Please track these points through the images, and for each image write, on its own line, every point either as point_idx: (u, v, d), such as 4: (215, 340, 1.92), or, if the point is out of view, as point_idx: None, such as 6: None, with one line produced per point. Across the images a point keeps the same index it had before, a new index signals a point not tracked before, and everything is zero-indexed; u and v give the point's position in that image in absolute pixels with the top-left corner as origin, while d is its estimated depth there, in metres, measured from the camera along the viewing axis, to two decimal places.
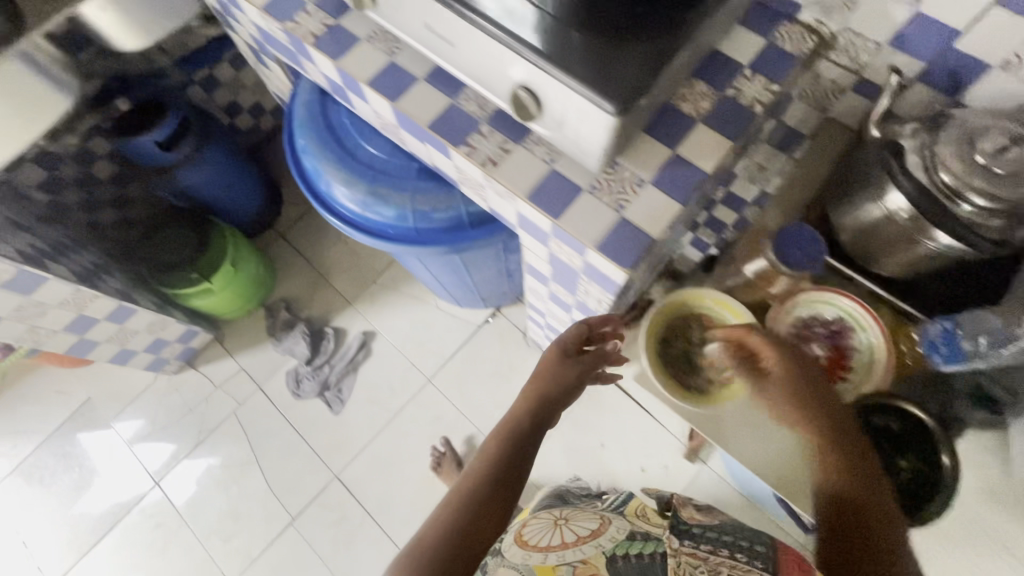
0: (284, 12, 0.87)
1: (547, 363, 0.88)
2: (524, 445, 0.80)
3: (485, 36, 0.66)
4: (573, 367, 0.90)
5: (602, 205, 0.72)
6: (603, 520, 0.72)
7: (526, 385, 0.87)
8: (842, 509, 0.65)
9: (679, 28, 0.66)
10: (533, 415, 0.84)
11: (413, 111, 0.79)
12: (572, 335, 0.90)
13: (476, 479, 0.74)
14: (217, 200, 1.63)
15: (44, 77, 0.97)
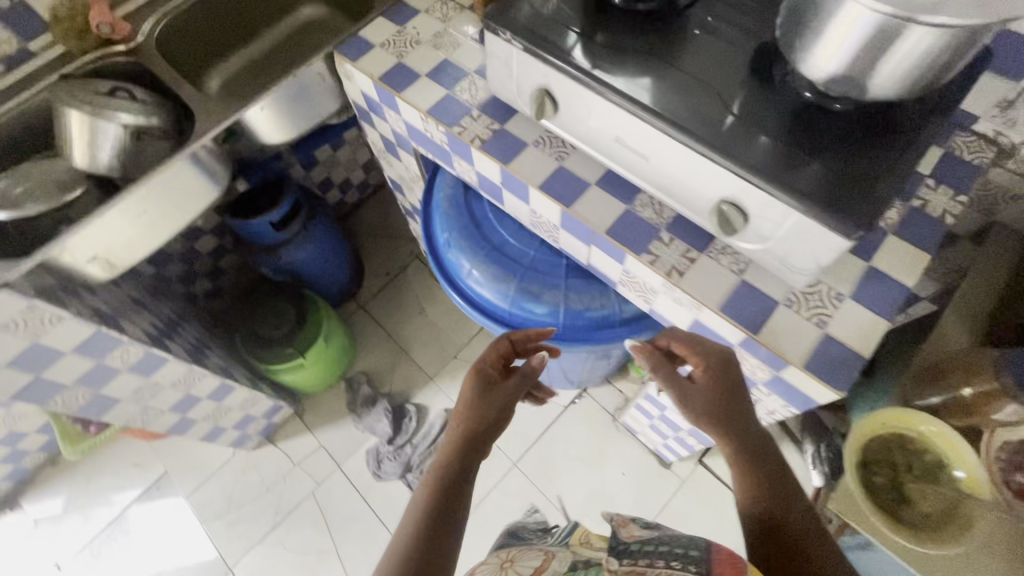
0: (448, 116, 0.90)
1: (472, 391, 0.76)
2: (454, 487, 0.68)
3: (693, 154, 0.66)
4: (501, 388, 0.77)
5: (803, 320, 0.69)
6: (547, 554, 0.59)
7: (452, 424, 0.75)
8: (768, 529, 0.63)
9: (896, 143, 0.64)
10: (462, 452, 0.71)
11: (590, 217, 0.79)
12: (493, 355, 0.81)
13: (412, 529, 0.64)
14: (316, 276, 1.65)
15: (204, 172, 1.01)
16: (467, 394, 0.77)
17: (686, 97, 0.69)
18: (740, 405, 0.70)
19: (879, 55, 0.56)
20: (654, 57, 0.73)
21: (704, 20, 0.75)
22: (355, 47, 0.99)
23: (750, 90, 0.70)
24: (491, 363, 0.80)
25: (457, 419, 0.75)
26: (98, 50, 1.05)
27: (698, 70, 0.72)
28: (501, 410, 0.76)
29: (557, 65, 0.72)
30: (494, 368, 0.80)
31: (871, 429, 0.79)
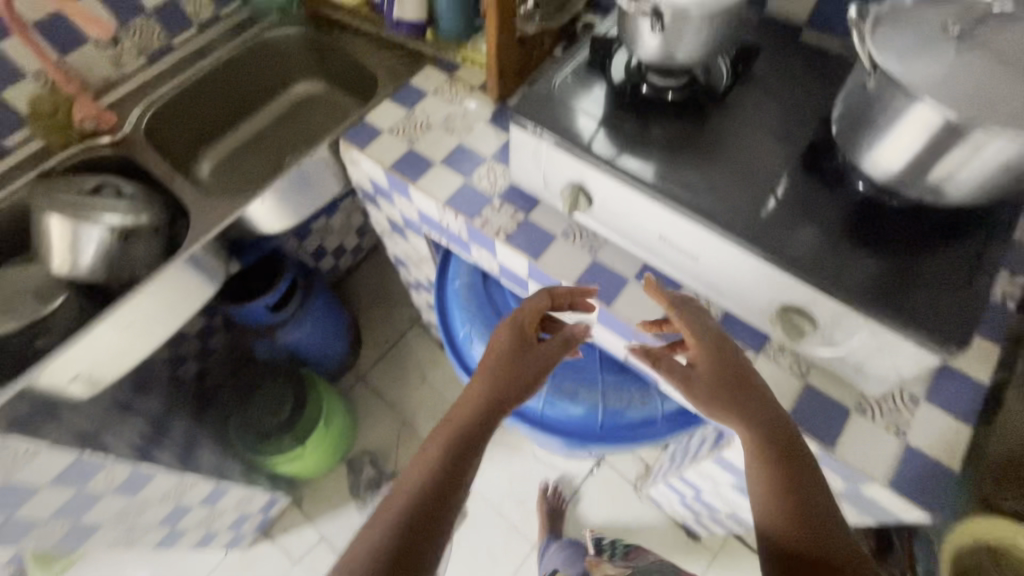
0: (468, 208, 0.85)
1: (497, 358, 0.61)
2: (457, 478, 0.55)
3: (752, 257, 0.61)
4: (528, 354, 0.62)
5: (880, 429, 0.63)
6: None
7: (466, 392, 0.60)
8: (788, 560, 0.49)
9: (961, 242, 0.61)
10: (467, 433, 0.57)
11: (633, 317, 0.74)
12: (530, 312, 0.65)
13: (395, 522, 0.51)
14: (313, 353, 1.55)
15: (200, 271, 0.94)
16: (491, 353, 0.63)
17: (736, 193, 0.65)
18: (760, 392, 0.57)
19: (953, 167, 0.52)
20: (694, 148, 0.69)
21: (740, 105, 0.72)
22: (361, 133, 0.94)
23: (801, 183, 0.66)
24: (517, 326, 0.64)
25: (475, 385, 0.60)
26: (79, 145, 0.98)
27: (746, 161, 0.68)
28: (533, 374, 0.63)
29: (594, 162, 0.68)
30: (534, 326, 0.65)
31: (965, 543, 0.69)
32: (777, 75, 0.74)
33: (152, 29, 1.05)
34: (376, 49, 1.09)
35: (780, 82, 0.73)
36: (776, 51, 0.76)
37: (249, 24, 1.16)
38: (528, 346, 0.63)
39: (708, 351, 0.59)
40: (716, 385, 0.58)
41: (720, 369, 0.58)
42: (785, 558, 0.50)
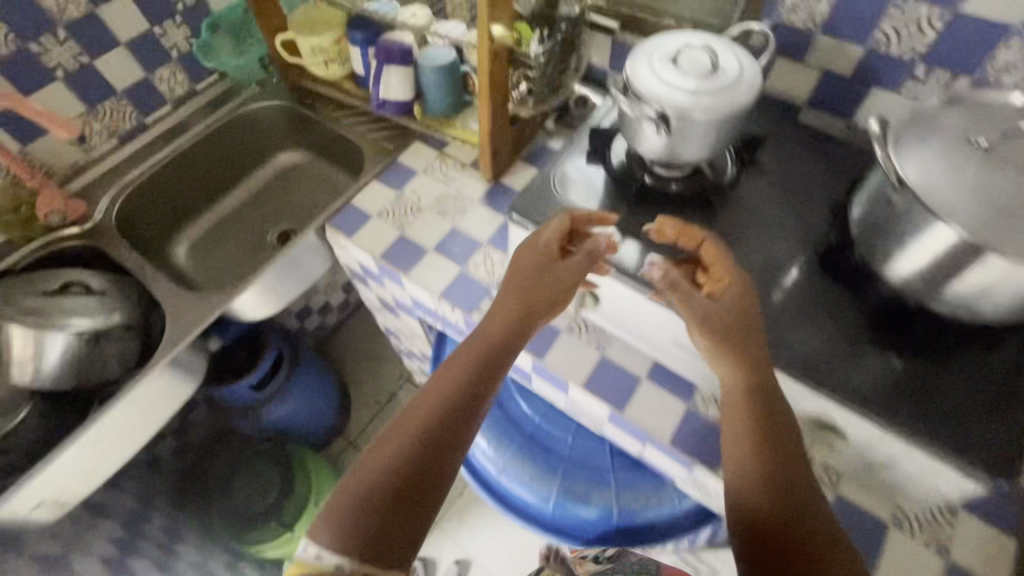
0: (466, 298, 0.80)
1: (513, 294, 0.57)
2: (465, 417, 0.49)
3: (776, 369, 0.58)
4: (544, 284, 0.57)
5: (920, 547, 0.59)
6: None
7: (482, 328, 0.55)
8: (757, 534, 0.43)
9: (997, 347, 0.57)
10: (479, 369, 0.52)
11: (647, 421, 0.69)
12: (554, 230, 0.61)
13: (397, 454, 0.45)
14: (301, 428, 1.45)
15: (180, 375, 0.88)
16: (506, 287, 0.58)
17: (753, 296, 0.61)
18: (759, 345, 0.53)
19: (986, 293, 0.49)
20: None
21: (750, 196, 0.69)
22: (348, 218, 0.90)
23: (819, 283, 0.62)
24: (538, 255, 0.59)
25: (492, 324, 0.56)
26: (45, 237, 0.92)
27: (764, 257, 0.64)
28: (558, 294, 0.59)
29: (602, 266, 0.64)
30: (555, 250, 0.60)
31: None
32: (784, 162, 0.71)
33: (124, 110, 1.01)
34: (362, 122, 1.06)
35: (789, 169, 0.71)
36: (780, 136, 0.74)
37: (228, 97, 1.11)
38: (546, 274, 0.58)
39: (736, 289, 0.55)
40: (733, 322, 0.54)
41: (740, 305, 0.55)
42: (749, 530, 0.44)
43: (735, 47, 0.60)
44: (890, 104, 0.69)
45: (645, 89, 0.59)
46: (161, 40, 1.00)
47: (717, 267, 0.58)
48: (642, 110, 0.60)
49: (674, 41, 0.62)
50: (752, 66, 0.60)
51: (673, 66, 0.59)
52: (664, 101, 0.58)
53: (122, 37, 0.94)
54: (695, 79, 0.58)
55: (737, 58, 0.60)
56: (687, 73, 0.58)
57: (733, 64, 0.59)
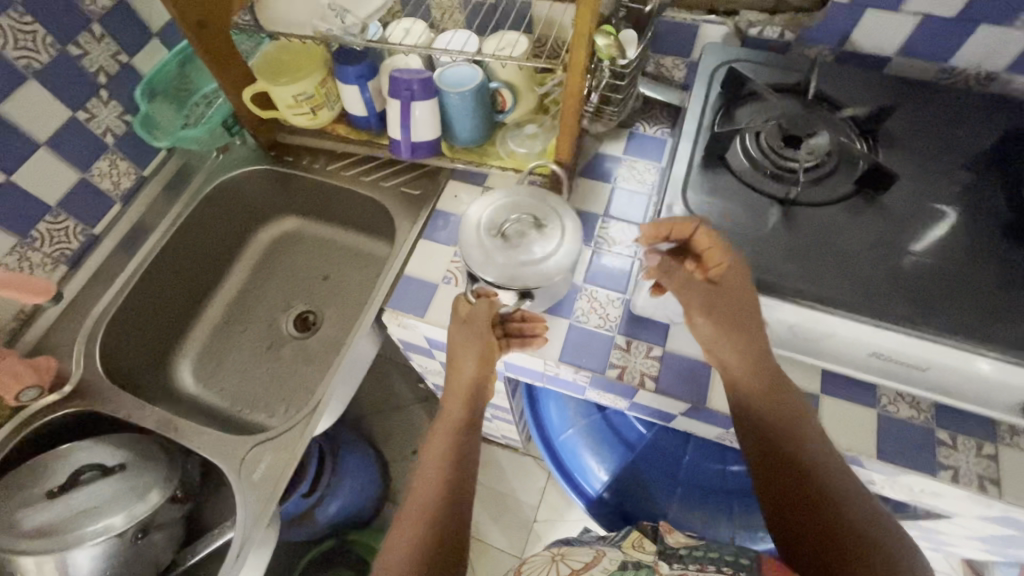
0: (589, 357, 0.69)
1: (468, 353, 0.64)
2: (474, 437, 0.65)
3: (991, 358, 0.52)
4: (478, 344, 0.65)
5: None
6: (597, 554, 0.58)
7: (458, 369, 0.66)
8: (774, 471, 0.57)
9: None
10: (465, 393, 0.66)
11: (845, 441, 0.62)
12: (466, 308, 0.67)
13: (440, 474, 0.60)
14: (368, 515, 1.26)
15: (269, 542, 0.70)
16: (454, 346, 0.66)
17: (938, 285, 0.55)
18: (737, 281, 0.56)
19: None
20: (870, 238, 0.58)
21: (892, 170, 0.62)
22: (409, 293, 0.74)
23: (1005, 250, 0.57)
24: (459, 319, 0.66)
25: (465, 363, 0.65)
26: (18, 418, 0.71)
27: (943, 242, 0.58)
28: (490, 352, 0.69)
29: (773, 291, 0.56)
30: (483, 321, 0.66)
31: None
32: (908, 125, 0.65)
33: (66, 227, 0.78)
34: (371, 171, 0.89)
35: (915, 131, 0.64)
36: (889, 95, 0.67)
37: (188, 176, 0.90)
38: (473, 333, 0.65)
39: (732, 267, 0.56)
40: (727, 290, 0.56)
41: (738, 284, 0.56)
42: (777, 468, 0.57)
43: (545, 203, 0.68)
44: (998, 40, 0.64)
45: (495, 275, 0.63)
46: (90, 126, 0.77)
47: (714, 253, 0.57)
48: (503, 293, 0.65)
49: (495, 210, 0.68)
50: (571, 215, 0.68)
51: (504, 242, 0.65)
52: (511, 279, 0.63)
53: (41, 136, 0.71)
54: (529, 250, 0.65)
55: (559, 223, 0.67)
56: (522, 248, 0.64)
57: (553, 218, 0.67)
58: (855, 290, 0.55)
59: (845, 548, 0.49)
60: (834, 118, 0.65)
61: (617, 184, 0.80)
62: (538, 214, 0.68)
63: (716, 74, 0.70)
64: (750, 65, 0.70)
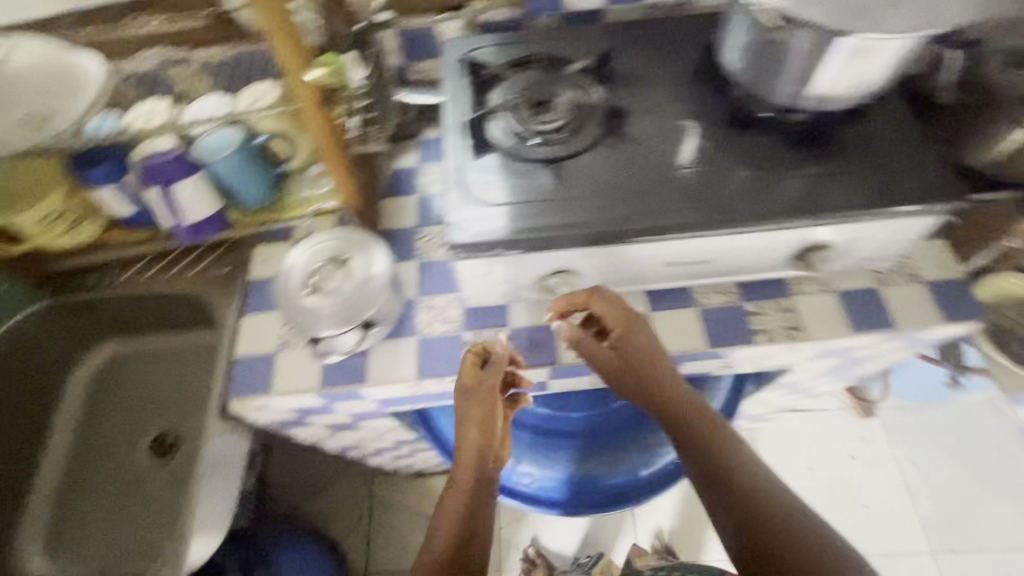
0: (444, 362, 0.70)
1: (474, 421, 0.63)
2: (482, 506, 0.62)
3: (748, 232, 0.61)
4: (485, 407, 0.63)
5: (903, 287, 0.71)
6: None
7: (463, 435, 0.64)
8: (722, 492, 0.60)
9: (872, 113, 0.67)
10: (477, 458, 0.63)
11: (680, 343, 0.69)
12: (471, 372, 0.64)
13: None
14: None
15: None
16: (461, 408, 0.64)
17: (690, 187, 0.63)
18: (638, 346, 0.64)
19: (858, 77, 0.58)
20: (638, 168, 0.65)
21: (628, 105, 0.69)
22: (249, 374, 0.70)
23: (728, 139, 0.66)
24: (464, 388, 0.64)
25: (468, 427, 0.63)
26: None
27: (681, 150, 0.66)
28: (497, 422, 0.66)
29: (587, 241, 0.61)
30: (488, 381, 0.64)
31: None
32: (632, 61, 0.73)
33: None
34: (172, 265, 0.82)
35: (639, 65, 0.73)
36: (609, 40, 0.75)
37: None
38: (481, 397, 0.63)
39: (624, 331, 0.64)
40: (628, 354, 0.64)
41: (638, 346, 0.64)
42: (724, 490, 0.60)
43: (344, 237, 0.69)
44: None
45: (330, 325, 0.63)
46: None
47: (607, 317, 0.64)
48: (347, 335, 0.65)
49: (303, 264, 0.67)
50: (371, 240, 0.68)
51: (321, 295, 0.64)
52: (342, 326, 0.64)
53: None
54: (346, 291, 0.65)
55: (363, 254, 0.67)
56: (344, 290, 0.65)
57: (353, 249, 0.68)
58: (629, 215, 0.61)
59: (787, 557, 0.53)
60: (568, 74, 0.71)
61: (423, 192, 0.82)
62: (341, 251, 0.68)
63: (460, 66, 0.73)
64: (487, 49, 0.75)
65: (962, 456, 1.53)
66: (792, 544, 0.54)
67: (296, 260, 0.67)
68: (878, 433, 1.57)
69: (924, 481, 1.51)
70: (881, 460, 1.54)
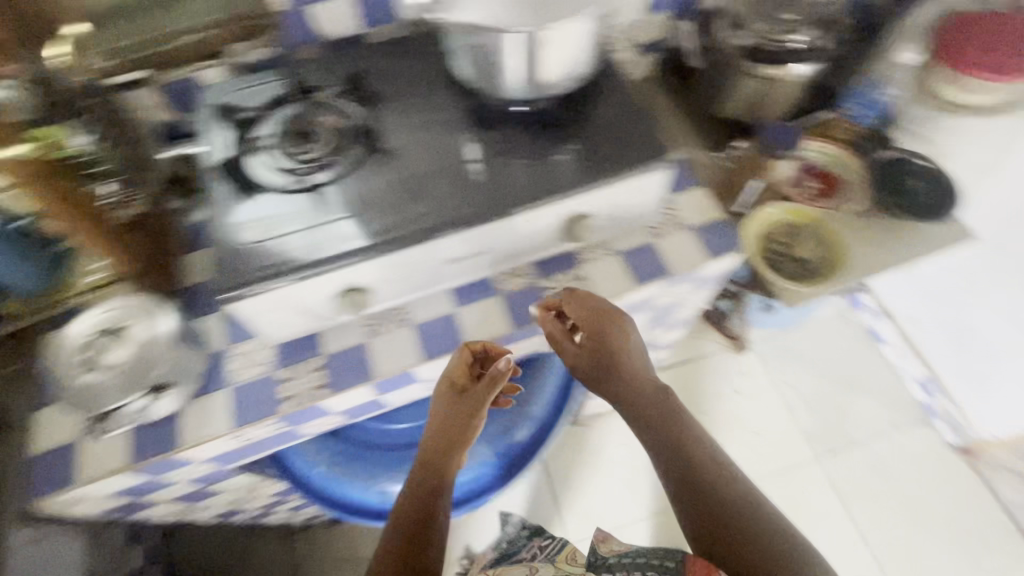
0: (259, 406, 0.69)
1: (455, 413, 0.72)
2: (432, 498, 0.70)
3: (506, 217, 0.66)
4: (460, 404, 0.72)
5: (673, 235, 0.79)
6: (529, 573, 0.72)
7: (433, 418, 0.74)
8: (686, 478, 0.70)
9: (602, 87, 0.74)
10: (442, 450, 0.73)
11: (485, 333, 0.73)
12: (455, 366, 0.70)
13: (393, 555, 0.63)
14: None
15: None
16: (440, 403, 0.73)
17: (449, 188, 0.67)
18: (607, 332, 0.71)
19: (569, 61, 0.65)
20: (417, 175, 0.68)
21: (385, 119, 0.72)
22: (50, 471, 0.66)
23: (480, 136, 0.71)
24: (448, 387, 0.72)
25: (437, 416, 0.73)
26: None
27: (440, 154, 0.70)
28: (470, 416, 0.73)
29: (389, 250, 0.63)
30: (462, 380, 0.71)
31: (761, 222, 0.93)
32: (386, 77, 0.76)
33: None
34: None
35: (391, 81, 0.76)
36: (362, 62, 0.78)
37: None
38: (467, 395, 0.72)
39: (591, 329, 0.71)
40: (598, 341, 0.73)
41: (602, 323, 0.70)
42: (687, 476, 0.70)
43: (134, 304, 0.72)
44: None
45: (110, 398, 0.66)
46: None
47: (573, 308, 0.71)
48: (131, 402, 0.66)
49: (88, 334, 0.70)
50: (158, 302, 0.71)
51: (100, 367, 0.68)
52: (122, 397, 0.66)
53: None
54: (127, 360, 0.69)
55: (149, 320, 0.71)
56: (123, 360, 0.69)
57: (143, 315, 0.71)
58: (394, 226, 0.64)
59: (734, 543, 0.63)
60: (324, 102, 0.73)
61: None
62: (129, 317, 0.71)
63: (212, 111, 0.73)
64: (240, 89, 0.75)
65: (825, 366, 1.71)
66: (744, 535, 0.63)
67: (78, 334, 0.70)
68: (753, 363, 1.73)
69: (798, 396, 1.68)
70: (761, 388, 1.69)
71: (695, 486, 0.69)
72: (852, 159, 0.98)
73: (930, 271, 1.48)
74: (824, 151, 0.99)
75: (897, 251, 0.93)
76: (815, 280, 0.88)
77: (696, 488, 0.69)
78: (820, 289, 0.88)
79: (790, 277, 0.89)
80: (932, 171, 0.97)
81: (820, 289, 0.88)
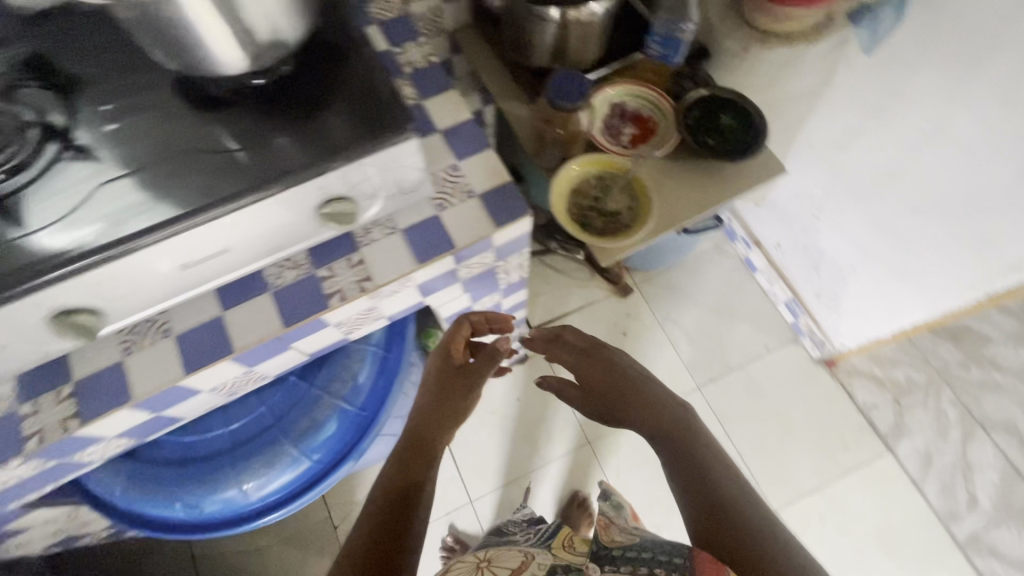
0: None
1: (457, 383, 0.93)
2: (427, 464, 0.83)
3: (229, 217, 0.58)
4: (460, 379, 0.93)
5: (460, 206, 0.75)
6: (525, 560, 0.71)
7: (437, 394, 0.91)
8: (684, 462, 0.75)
9: (348, 51, 0.66)
10: (440, 421, 0.89)
11: (251, 336, 0.68)
12: (459, 335, 0.95)
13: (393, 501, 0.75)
14: None
15: None
16: (445, 372, 0.93)
17: (162, 185, 0.59)
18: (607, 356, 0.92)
19: (274, 28, 0.56)
20: (133, 173, 0.60)
21: (92, 114, 0.63)
22: None
23: (206, 124, 0.63)
24: (443, 358, 0.94)
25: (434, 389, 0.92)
26: None
27: (158, 147, 0.62)
28: (467, 390, 0.93)
29: (83, 267, 0.54)
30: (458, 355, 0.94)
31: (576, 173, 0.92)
32: (96, 63, 0.66)
33: None
34: None
35: (104, 66, 0.66)
36: (69, 46, 0.67)
37: None
38: (462, 374, 0.94)
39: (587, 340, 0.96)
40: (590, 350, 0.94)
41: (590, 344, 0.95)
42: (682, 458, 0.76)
43: None
44: None
45: None
46: None
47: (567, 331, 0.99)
48: None
49: None
50: None
51: None
52: None
53: None
54: None
55: None
56: None
57: None
58: (92, 237, 0.56)
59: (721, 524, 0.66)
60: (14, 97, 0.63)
61: None
62: None
63: None
64: None
65: (705, 298, 1.77)
66: (735, 516, 0.66)
67: None
68: (639, 303, 1.77)
69: (679, 329, 1.74)
70: (646, 327, 1.74)
71: (693, 471, 0.73)
72: (665, 101, 0.96)
73: (782, 197, 1.52)
74: (638, 96, 0.96)
75: (706, 194, 0.93)
76: (617, 236, 0.89)
77: (694, 475, 0.73)
78: (624, 245, 0.88)
79: (601, 232, 0.89)
80: (744, 108, 0.94)
81: (624, 245, 0.88)
